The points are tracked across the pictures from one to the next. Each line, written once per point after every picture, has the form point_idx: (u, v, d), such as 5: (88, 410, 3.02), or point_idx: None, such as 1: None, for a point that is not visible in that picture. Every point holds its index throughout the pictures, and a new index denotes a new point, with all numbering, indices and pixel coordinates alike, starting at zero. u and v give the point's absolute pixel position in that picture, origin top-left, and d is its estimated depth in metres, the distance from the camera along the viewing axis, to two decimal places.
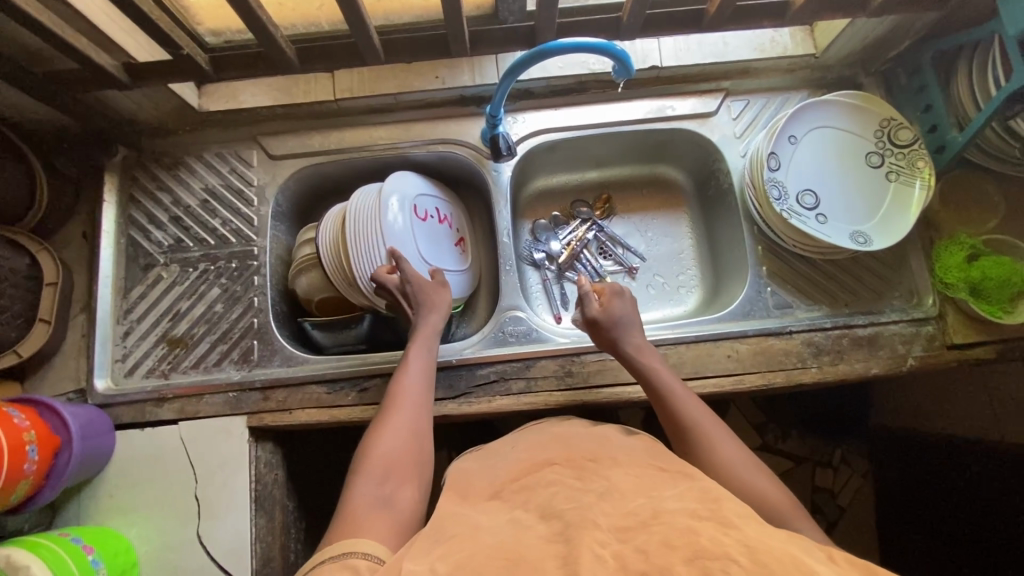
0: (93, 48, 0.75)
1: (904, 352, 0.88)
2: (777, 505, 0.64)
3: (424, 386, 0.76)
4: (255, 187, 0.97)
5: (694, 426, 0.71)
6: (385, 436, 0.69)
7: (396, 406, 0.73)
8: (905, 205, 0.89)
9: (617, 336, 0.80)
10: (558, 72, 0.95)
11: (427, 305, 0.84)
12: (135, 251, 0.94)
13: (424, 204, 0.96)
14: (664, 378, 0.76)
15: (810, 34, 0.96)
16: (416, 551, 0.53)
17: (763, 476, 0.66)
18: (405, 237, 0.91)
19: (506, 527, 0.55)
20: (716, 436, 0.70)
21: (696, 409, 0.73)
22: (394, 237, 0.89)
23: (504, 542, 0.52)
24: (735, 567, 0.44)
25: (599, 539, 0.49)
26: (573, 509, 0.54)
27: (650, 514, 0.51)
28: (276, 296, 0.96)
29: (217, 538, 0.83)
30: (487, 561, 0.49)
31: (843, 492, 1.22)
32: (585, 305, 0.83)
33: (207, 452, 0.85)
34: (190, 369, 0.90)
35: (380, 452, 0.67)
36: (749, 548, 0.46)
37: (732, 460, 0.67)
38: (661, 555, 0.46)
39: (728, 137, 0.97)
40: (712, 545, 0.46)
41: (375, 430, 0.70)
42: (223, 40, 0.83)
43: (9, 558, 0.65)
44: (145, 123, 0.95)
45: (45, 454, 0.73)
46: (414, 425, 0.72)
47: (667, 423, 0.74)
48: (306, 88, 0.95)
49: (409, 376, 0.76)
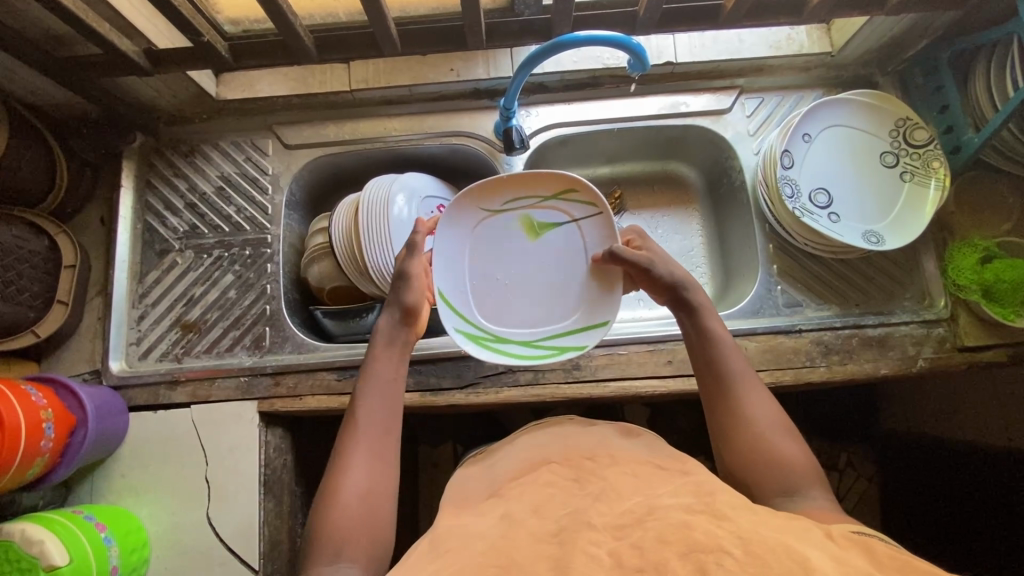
0: (116, 34, 0.76)
1: (914, 353, 0.87)
2: (795, 469, 0.62)
3: (392, 420, 0.67)
4: (270, 175, 0.98)
5: (733, 380, 0.68)
6: (349, 484, 0.61)
7: (357, 447, 0.64)
8: (920, 205, 0.89)
9: (670, 272, 0.76)
10: (573, 65, 0.95)
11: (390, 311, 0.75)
12: (150, 237, 0.96)
13: (480, 259, 0.84)
14: (710, 321, 0.72)
15: (827, 32, 0.96)
16: (417, 556, 0.54)
17: (784, 433, 0.64)
18: (562, 260, 0.84)
19: (503, 524, 0.56)
20: (747, 390, 0.67)
21: (736, 358, 0.69)
22: (541, 213, 0.84)
23: (503, 543, 0.52)
24: (729, 560, 0.44)
25: (594, 540, 0.50)
26: (570, 512, 0.55)
27: (645, 512, 0.52)
28: (288, 284, 0.97)
29: (226, 521, 0.84)
30: (484, 559, 0.50)
31: (848, 493, 1.20)
32: (628, 258, 0.76)
33: (217, 436, 0.86)
34: (203, 353, 0.91)
35: (347, 505, 0.60)
36: (743, 539, 0.46)
37: (758, 416, 0.65)
38: (655, 551, 0.47)
39: (741, 134, 0.97)
40: (705, 538, 0.47)
41: (334, 475, 0.62)
42: (242, 29, 0.84)
43: (24, 533, 0.66)
44: (163, 110, 0.97)
45: (61, 433, 0.75)
46: (377, 463, 0.63)
47: (699, 368, 0.71)
48: (322, 78, 0.96)
49: (369, 411, 0.67)
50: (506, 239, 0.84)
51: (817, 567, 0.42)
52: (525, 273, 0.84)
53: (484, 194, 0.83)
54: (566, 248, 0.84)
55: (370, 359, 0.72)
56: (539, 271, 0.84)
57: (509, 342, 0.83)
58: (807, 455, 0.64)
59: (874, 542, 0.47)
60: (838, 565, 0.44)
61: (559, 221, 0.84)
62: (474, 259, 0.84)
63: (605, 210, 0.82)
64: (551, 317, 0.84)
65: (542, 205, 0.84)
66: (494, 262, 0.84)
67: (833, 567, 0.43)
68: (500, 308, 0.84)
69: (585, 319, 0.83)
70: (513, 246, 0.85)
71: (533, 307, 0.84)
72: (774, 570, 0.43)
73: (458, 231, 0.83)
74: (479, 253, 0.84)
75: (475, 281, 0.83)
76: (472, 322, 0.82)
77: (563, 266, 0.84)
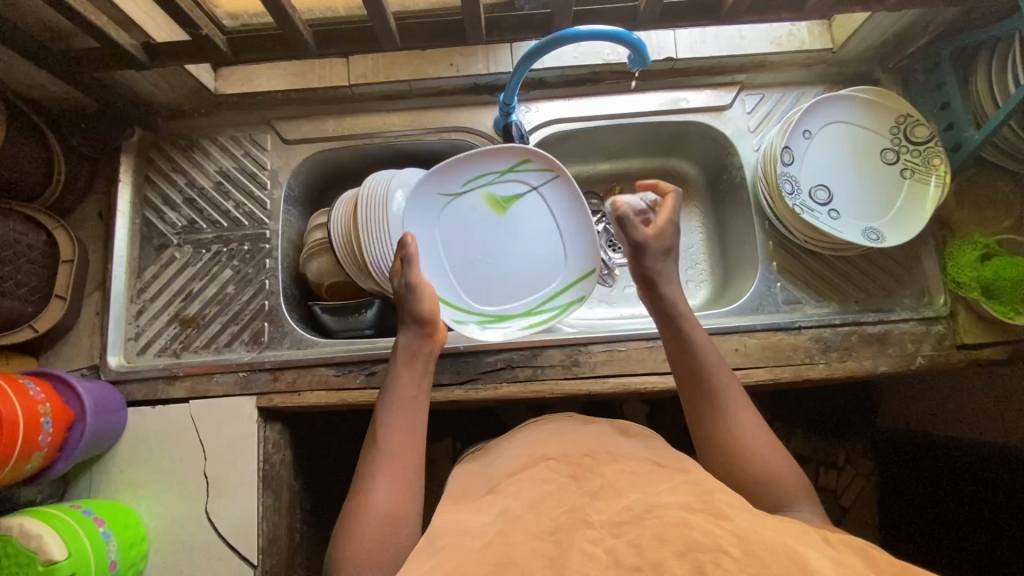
0: (113, 26, 0.75)
1: (914, 350, 0.87)
2: (782, 477, 0.62)
3: (415, 437, 0.69)
4: (268, 171, 0.98)
5: (718, 394, 0.68)
6: (371, 502, 0.62)
7: (381, 463, 0.65)
8: (920, 201, 0.89)
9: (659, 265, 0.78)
10: (573, 61, 0.94)
11: (409, 325, 0.77)
12: (149, 232, 0.96)
13: (455, 244, 0.89)
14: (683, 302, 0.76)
15: (828, 28, 0.95)
16: (414, 554, 0.54)
17: (769, 445, 0.64)
18: (531, 227, 0.91)
19: (501, 520, 0.56)
20: (731, 401, 0.67)
21: (721, 368, 0.69)
22: (502, 184, 0.89)
23: (501, 540, 0.52)
24: (727, 559, 0.44)
25: (592, 538, 0.50)
26: (568, 510, 0.55)
27: (644, 509, 0.52)
28: (287, 279, 0.96)
29: (225, 515, 0.84)
30: (482, 556, 0.50)
31: (846, 493, 1.22)
32: (633, 229, 0.78)
33: (217, 432, 0.86)
34: (201, 349, 0.91)
35: (369, 523, 0.60)
36: (741, 538, 0.46)
37: (745, 428, 0.65)
38: (653, 549, 0.47)
39: (742, 131, 0.97)
40: (704, 538, 0.46)
41: (357, 497, 0.63)
42: (240, 23, 0.84)
43: (22, 527, 0.66)
44: (161, 105, 0.96)
45: (59, 428, 0.74)
46: (402, 478, 0.65)
47: (683, 380, 0.70)
48: (321, 73, 0.95)
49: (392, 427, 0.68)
50: (474, 218, 0.89)
51: (816, 569, 0.42)
52: (501, 246, 0.90)
53: (443, 179, 0.87)
54: (532, 216, 0.91)
55: (391, 376, 0.74)
56: (512, 239, 0.90)
57: (508, 317, 0.90)
58: (793, 467, 0.64)
59: (873, 547, 0.47)
60: (837, 567, 0.44)
61: (520, 191, 0.90)
62: (448, 242, 0.89)
63: (562, 173, 0.88)
64: (539, 282, 0.91)
65: (501, 181, 0.89)
66: (466, 240, 0.89)
67: (830, 568, 0.43)
68: (487, 284, 0.90)
69: (568, 275, 0.91)
70: (482, 223, 0.90)
71: (517, 275, 0.91)
72: (773, 570, 0.43)
73: (425, 217, 0.87)
74: (453, 239, 0.89)
75: (458, 269, 0.89)
76: (463, 309, 0.88)
77: (533, 230, 0.91)
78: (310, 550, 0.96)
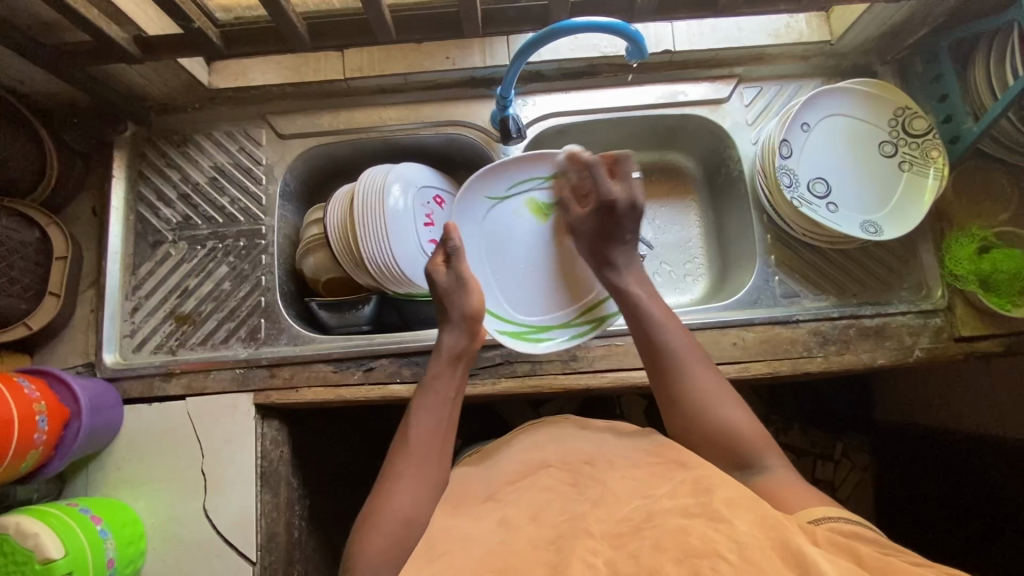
0: (104, 19, 0.74)
1: (911, 343, 0.87)
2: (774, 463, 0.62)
3: (445, 438, 0.69)
4: (263, 165, 0.97)
5: (671, 356, 0.69)
6: (393, 498, 0.62)
7: (408, 456, 0.66)
8: (918, 194, 0.89)
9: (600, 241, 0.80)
10: (569, 54, 0.94)
11: (456, 326, 0.75)
12: (144, 228, 0.95)
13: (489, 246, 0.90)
14: (623, 277, 0.77)
15: (826, 20, 0.95)
16: (414, 557, 0.55)
17: (732, 411, 0.66)
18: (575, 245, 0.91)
19: (497, 530, 0.57)
20: (692, 363, 0.68)
21: (677, 332, 0.71)
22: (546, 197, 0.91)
23: (498, 549, 0.55)
24: (724, 564, 0.47)
25: (592, 547, 0.52)
26: (568, 520, 0.56)
27: (643, 517, 0.54)
28: (283, 275, 0.96)
29: (223, 512, 0.84)
30: (482, 564, 0.53)
31: (844, 485, 1.22)
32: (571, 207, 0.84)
33: (213, 428, 0.86)
34: (197, 345, 0.91)
35: (385, 517, 0.61)
36: (739, 543, 0.48)
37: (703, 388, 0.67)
38: (652, 558, 0.50)
39: (740, 124, 0.96)
40: (703, 543, 0.49)
41: (383, 487, 0.64)
42: (234, 16, 0.83)
43: (18, 525, 0.65)
44: (154, 99, 0.95)
45: (54, 425, 0.74)
46: (426, 474, 0.65)
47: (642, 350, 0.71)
48: (316, 66, 0.95)
49: (420, 423, 0.68)
50: (515, 224, 0.91)
51: None
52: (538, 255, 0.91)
53: (487, 182, 0.89)
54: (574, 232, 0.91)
55: (431, 374, 0.73)
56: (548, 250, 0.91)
57: (549, 329, 0.89)
58: (757, 424, 0.66)
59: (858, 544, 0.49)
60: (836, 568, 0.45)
61: None
62: (487, 242, 0.90)
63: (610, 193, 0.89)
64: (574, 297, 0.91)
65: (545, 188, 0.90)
66: (506, 245, 0.91)
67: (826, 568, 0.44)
68: (522, 294, 0.90)
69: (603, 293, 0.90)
70: (520, 229, 0.91)
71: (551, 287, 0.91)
72: None
73: (470, 218, 0.89)
74: (489, 240, 0.90)
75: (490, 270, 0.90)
76: (506, 320, 0.88)
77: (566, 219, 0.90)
78: (310, 546, 0.96)
